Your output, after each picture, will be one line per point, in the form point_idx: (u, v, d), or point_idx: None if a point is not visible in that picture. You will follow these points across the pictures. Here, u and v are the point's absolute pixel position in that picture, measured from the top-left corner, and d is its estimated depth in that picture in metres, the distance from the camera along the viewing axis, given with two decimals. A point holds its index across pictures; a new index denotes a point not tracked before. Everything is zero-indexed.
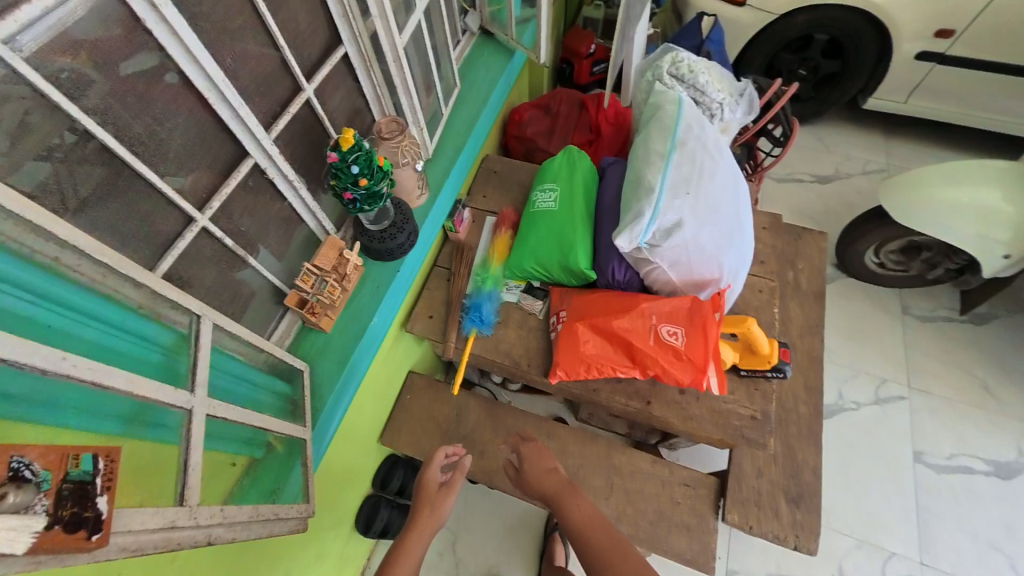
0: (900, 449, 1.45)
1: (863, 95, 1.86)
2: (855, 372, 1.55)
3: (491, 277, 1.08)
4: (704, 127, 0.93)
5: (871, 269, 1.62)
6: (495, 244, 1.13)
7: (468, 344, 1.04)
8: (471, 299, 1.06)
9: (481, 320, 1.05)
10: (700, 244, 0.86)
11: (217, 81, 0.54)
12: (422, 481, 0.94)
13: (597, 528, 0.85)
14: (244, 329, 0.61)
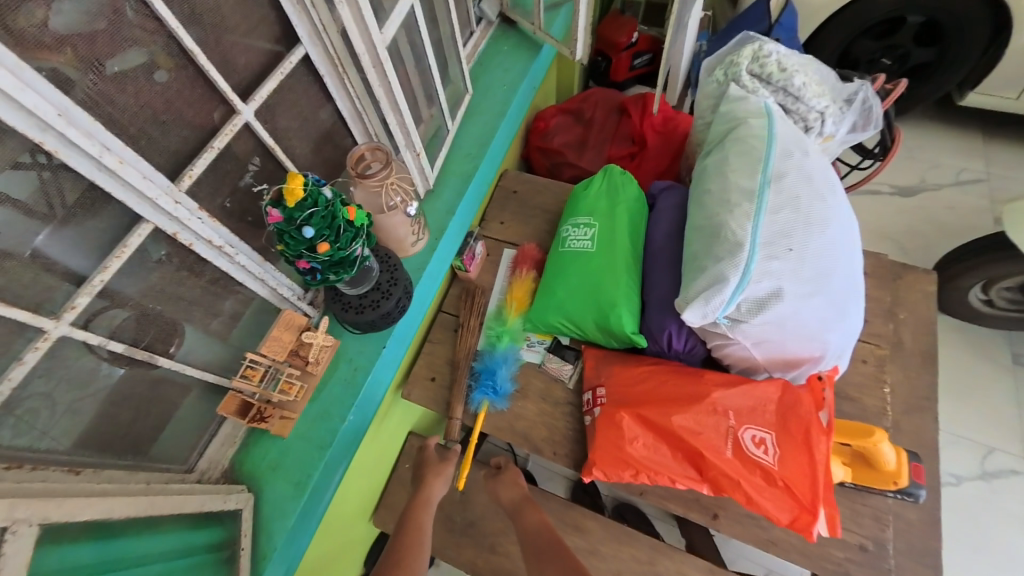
0: (1014, 541, 1.15)
1: (957, 91, 1.48)
2: (950, 436, 1.25)
3: (509, 332, 0.84)
4: (803, 151, 0.68)
5: (976, 308, 1.27)
6: (512, 288, 0.89)
7: (478, 423, 0.80)
8: (481, 363, 0.82)
9: (495, 392, 0.81)
10: (803, 318, 0.63)
11: (42, 115, 0.34)
12: (422, 452, 0.84)
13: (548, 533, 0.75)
14: (100, 505, 0.38)
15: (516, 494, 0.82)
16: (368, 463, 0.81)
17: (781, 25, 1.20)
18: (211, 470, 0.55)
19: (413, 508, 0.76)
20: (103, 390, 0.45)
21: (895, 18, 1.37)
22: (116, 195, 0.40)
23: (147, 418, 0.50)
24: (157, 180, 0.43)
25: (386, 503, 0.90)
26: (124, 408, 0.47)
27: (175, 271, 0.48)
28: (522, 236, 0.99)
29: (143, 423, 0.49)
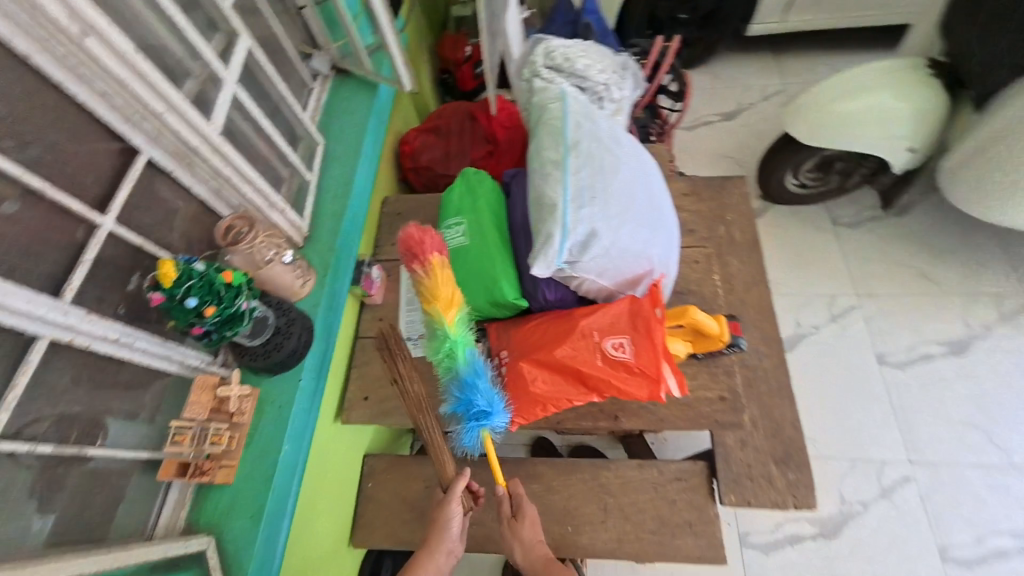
0: (863, 357, 1.40)
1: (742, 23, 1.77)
2: (808, 296, 1.52)
3: (461, 343, 0.78)
4: (593, 120, 0.89)
5: (797, 193, 1.63)
6: (427, 290, 0.77)
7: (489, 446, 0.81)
8: (458, 394, 0.78)
9: (498, 420, 0.79)
10: (623, 243, 0.83)
11: None
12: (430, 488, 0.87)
13: None
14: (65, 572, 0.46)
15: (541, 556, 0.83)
16: (328, 490, 0.88)
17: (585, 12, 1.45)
18: (172, 532, 0.63)
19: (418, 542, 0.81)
20: (45, 492, 0.52)
21: None
22: (5, 322, 0.47)
23: (96, 505, 0.56)
24: (39, 301, 0.49)
25: (363, 524, 0.96)
26: (71, 501, 0.54)
27: (84, 372, 0.56)
28: None
29: (93, 510, 0.56)
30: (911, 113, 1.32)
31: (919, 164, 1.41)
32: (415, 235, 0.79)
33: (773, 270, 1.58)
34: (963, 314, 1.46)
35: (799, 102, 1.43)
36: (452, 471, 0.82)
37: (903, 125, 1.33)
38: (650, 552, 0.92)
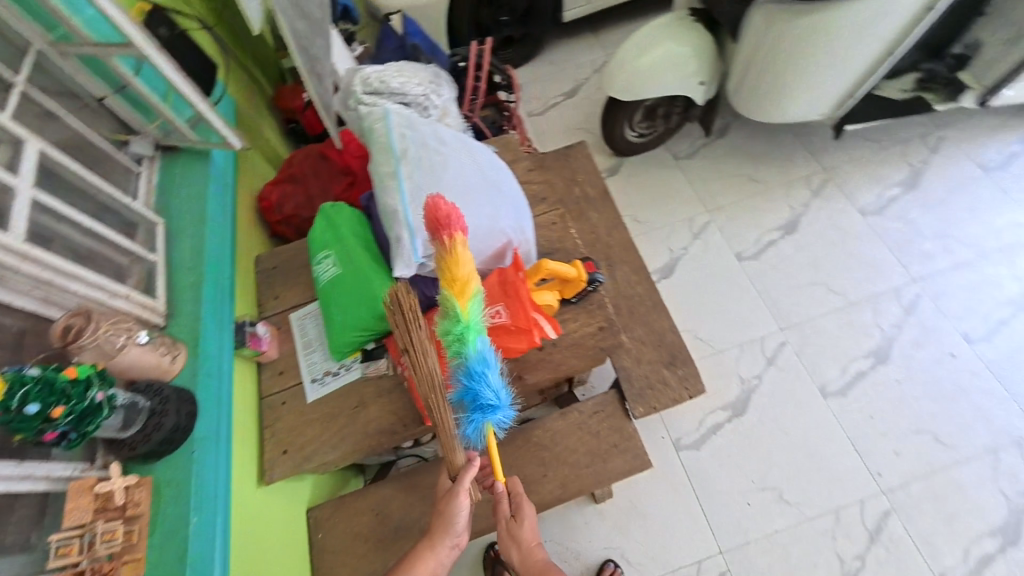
0: (726, 259, 1.66)
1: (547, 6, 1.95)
2: (672, 224, 1.77)
3: (475, 329, 0.73)
4: (416, 128, 0.98)
5: (638, 142, 1.88)
6: (447, 266, 0.71)
7: (488, 444, 0.76)
8: (464, 383, 0.72)
9: (505, 417, 0.75)
10: (471, 225, 0.93)
11: None
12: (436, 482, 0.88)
13: None
14: None
15: (538, 555, 0.90)
16: (274, 552, 0.86)
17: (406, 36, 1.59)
18: None
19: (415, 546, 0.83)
20: None
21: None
22: None
23: None
24: None
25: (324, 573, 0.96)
26: None
27: None
28: (300, 294, 1.13)
29: None
30: (690, 54, 1.60)
31: (713, 92, 1.69)
32: (435, 207, 0.73)
33: (640, 212, 1.81)
34: (786, 201, 1.78)
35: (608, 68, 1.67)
36: (461, 456, 0.80)
37: (689, 65, 1.61)
38: (592, 482, 1.02)
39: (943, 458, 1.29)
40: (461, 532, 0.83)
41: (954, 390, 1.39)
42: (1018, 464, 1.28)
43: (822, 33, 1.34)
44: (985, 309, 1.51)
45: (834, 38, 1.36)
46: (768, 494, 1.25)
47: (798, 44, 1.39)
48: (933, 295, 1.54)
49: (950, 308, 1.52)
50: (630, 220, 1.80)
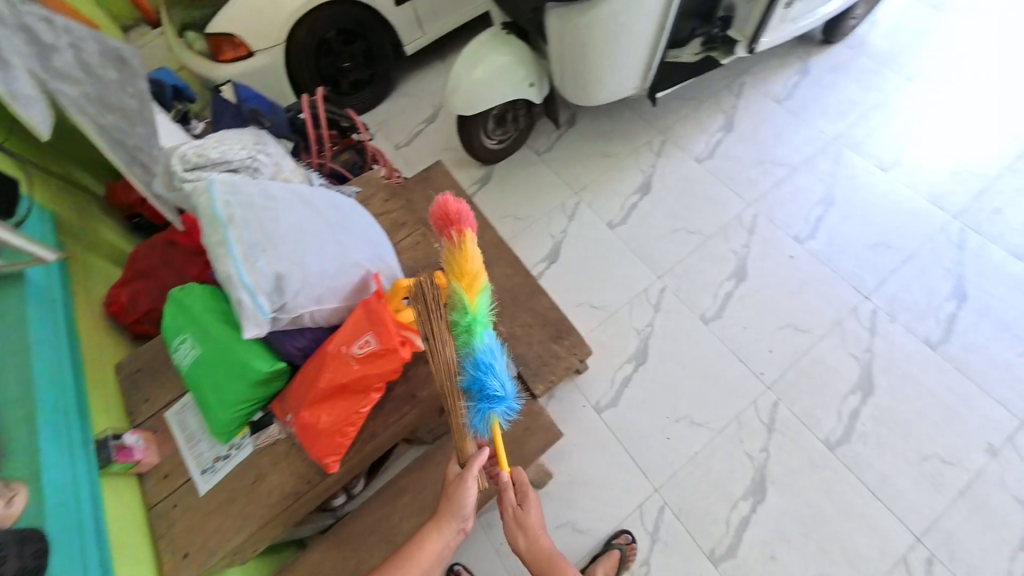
0: (600, 230, 1.86)
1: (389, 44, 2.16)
2: (548, 213, 1.93)
3: (480, 322, 0.86)
4: (242, 183, 0.95)
5: (499, 148, 2.01)
6: (455, 263, 0.86)
7: (493, 433, 0.86)
8: (471, 372, 0.84)
9: (509, 405, 0.85)
10: (319, 268, 0.93)
11: None
12: (444, 472, 0.95)
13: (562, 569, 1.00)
14: None
15: (539, 541, 0.99)
16: None
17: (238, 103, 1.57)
18: None
19: (419, 544, 0.88)
20: None
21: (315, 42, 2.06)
22: None
23: None
24: None
25: None
26: None
27: None
28: (175, 388, 1.08)
29: None
30: (512, 61, 1.73)
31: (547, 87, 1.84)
32: (443, 213, 0.91)
33: (518, 210, 1.95)
34: (637, 166, 2.02)
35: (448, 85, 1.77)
36: (469, 442, 0.92)
37: (514, 70, 1.74)
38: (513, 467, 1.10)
39: (803, 342, 1.54)
40: (466, 517, 0.91)
41: (798, 285, 1.66)
42: (857, 328, 1.55)
43: (602, 17, 1.50)
44: (804, 212, 1.82)
45: (613, 20, 1.51)
46: (679, 423, 1.41)
47: (586, 28, 1.53)
48: (765, 213, 1.83)
49: (780, 219, 1.81)
50: (511, 220, 1.93)
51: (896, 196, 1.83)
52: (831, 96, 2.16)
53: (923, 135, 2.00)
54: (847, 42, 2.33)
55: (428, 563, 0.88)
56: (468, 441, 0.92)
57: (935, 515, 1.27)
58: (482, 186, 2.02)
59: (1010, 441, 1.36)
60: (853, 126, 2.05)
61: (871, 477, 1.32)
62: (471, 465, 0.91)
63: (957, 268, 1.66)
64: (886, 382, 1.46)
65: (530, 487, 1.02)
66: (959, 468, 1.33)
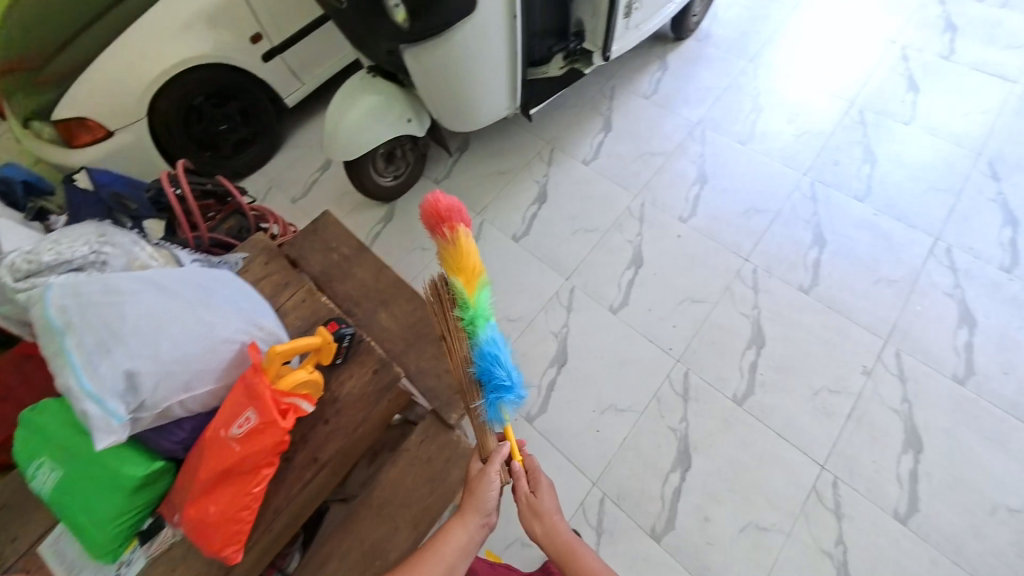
0: (507, 245, 1.94)
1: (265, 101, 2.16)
2: (455, 238, 1.99)
3: (481, 314, 0.98)
4: (81, 279, 0.85)
5: (396, 184, 2.03)
6: (451, 263, 0.97)
7: (505, 422, 1.01)
8: (480, 362, 0.98)
9: (515, 393, 1.00)
10: (180, 354, 0.89)
11: None
12: (467, 467, 1.07)
13: (577, 554, 0.99)
14: None
15: (557, 530, 1.01)
16: None
17: (94, 192, 1.48)
18: None
19: (441, 536, 0.98)
20: None
21: (181, 112, 1.99)
22: None
23: None
24: None
25: None
26: None
27: None
28: (48, 517, 0.98)
29: None
30: (380, 101, 1.73)
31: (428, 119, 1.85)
32: (434, 212, 0.98)
33: (426, 240, 1.99)
34: (532, 177, 2.12)
35: (324, 133, 1.74)
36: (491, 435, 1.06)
37: (384, 109, 1.74)
38: (439, 502, 1.12)
39: (701, 311, 1.70)
40: (489, 510, 1.00)
41: (689, 261, 1.81)
42: (743, 290, 1.73)
43: (452, 47, 1.49)
44: (684, 193, 1.98)
45: (464, 46, 1.51)
46: (605, 414, 1.53)
47: (439, 59, 1.52)
48: (651, 201, 1.98)
49: (664, 203, 1.97)
50: (420, 251, 1.97)
51: (758, 165, 2.01)
52: (702, 75, 2.30)
53: (770, 106, 2.16)
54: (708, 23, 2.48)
55: (453, 554, 0.96)
56: (489, 433, 1.05)
57: (832, 441, 1.45)
58: (387, 224, 2.04)
59: (879, 360, 1.55)
60: (721, 101, 2.21)
61: (777, 421, 1.49)
62: (492, 460, 1.03)
63: (816, 219, 1.85)
64: (774, 332, 1.63)
65: (544, 475, 1.07)
66: (844, 394, 1.51)
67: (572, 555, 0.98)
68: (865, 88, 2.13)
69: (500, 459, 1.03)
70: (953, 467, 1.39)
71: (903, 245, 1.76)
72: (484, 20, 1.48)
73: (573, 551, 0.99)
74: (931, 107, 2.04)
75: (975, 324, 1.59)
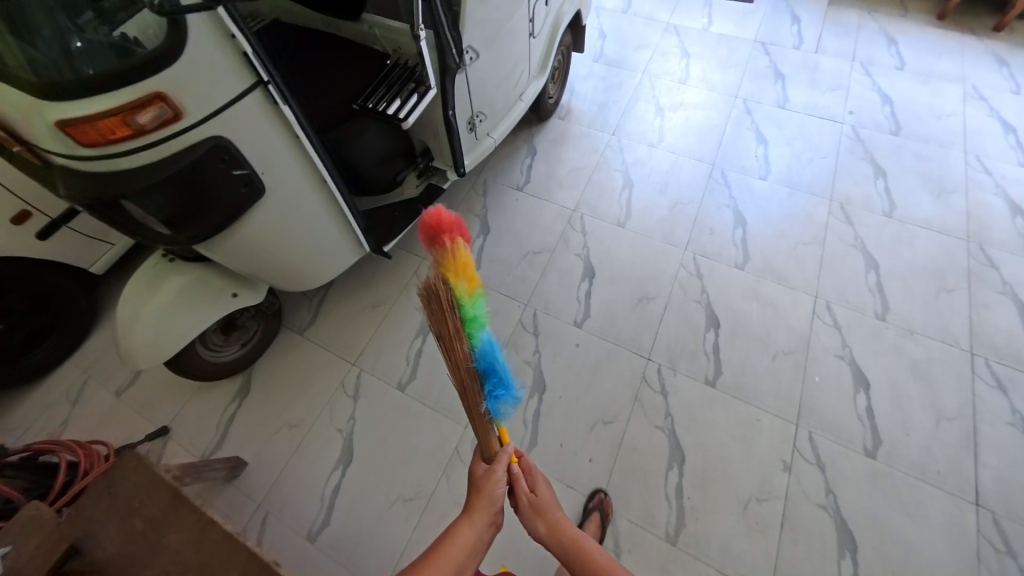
0: (392, 397, 1.69)
1: (57, 283, 1.75)
2: (330, 400, 1.70)
3: (480, 321, 0.85)
4: None
5: (245, 352, 1.72)
6: (450, 266, 0.82)
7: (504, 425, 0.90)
8: (482, 363, 0.85)
9: (517, 394, 0.89)
10: None
11: None
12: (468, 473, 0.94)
13: (587, 555, 0.87)
14: None
15: (562, 530, 0.90)
16: None
17: None
18: None
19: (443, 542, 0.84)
20: None
21: None
22: None
23: None
24: None
25: None
26: None
27: None
28: None
29: None
30: (195, 279, 1.40)
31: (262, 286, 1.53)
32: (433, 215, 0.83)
33: (293, 413, 1.69)
34: (410, 303, 1.90)
35: (122, 334, 1.34)
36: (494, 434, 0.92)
37: (202, 287, 1.40)
38: None
39: (614, 434, 1.56)
40: (499, 506, 0.89)
41: (593, 372, 1.68)
42: (651, 395, 1.61)
43: (247, 234, 1.15)
44: (575, 292, 1.86)
45: (273, 230, 1.21)
46: None
47: (234, 248, 1.17)
48: (543, 307, 1.84)
49: (556, 308, 1.83)
50: (288, 429, 1.66)
51: (641, 245, 1.94)
52: (571, 151, 2.25)
53: (640, 178, 2.13)
54: (567, 96, 2.46)
55: (463, 554, 0.83)
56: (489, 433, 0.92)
57: (771, 564, 1.33)
58: (243, 400, 1.73)
59: (796, 449, 1.48)
60: (594, 177, 2.15)
61: (713, 553, 1.35)
62: (497, 461, 0.91)
63: (705, 296, 1.79)
64: (691, 442, 1.52)
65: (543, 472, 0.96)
66: (771, 500, 1.41)
67: (579, 554, 0.87)
68: (721, 148, 2.18)
69: (504, 458, 0.92)
70: (886, 560, 1.32)
71: (788, 309, 1.73)
72: (285, 200, 1.15)
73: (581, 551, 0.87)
74: (781, 158, 2.11)
75: (870, 384, 1.57)
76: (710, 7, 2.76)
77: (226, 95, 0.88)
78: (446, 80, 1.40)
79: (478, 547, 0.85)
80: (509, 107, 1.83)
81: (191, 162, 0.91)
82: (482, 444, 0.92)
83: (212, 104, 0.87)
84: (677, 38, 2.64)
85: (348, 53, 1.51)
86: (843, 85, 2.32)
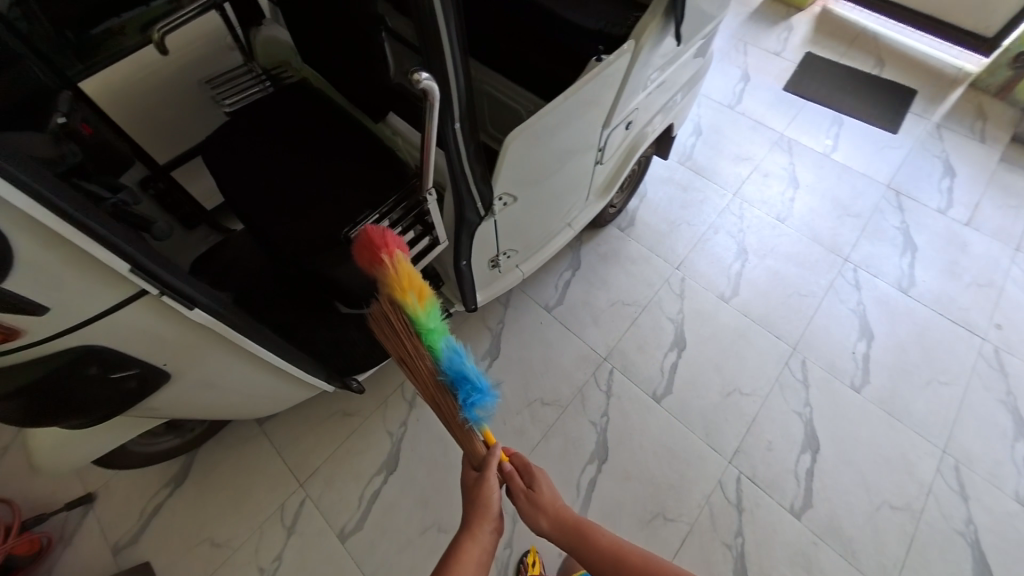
0: (330, 547, 1.45)
1: None
2: (262, 525, 1.48)
3: (438, 332, 0.77)
4: None
5: (185, 443, 1.52)
6: (391, 287, 0.75)
7: (485, 432, 0.83)
8: (452, 375, 0.77)
9: (492, 395, 0.80)
10: None
11: None
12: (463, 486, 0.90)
13: (592, 543, 0.90)
14: None
15: (566, 519, 0.92)
16: None
17: None
18: None
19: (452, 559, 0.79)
20: None
21: None
22: None
23: None
24: None
25: None
26: None
27: None
28: None
29: None
30: None
31: None
32: (367, 237, 0.77)
33: (220, 530, 1.48)
34: (384, 424, 1.62)
35: (26, 441, 1.14)
36: (478, 440, 0.85)
37: None
38: None
39: None
40: (501, 511, 0.85)
41: None
42: None
43: (156, 404, 0.93)
44: (576, 475, 1.50)
45: (199, 396, 0.98)
46: None
47: (140, 412, 0.95)
48: None
49: None
50: (208, 547, 1.46)
51: (674, 435, 1.55)
52: (621, 278, 1.88)
53: (696, 339, 1.73)
54: (635, 203, 2.07)
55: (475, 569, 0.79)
56: (473, 440, 0.85)
57: None
58: (174, 491, 1.54)
59: None
60: (640, 321, 1.78)
61: None
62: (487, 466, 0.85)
63: (739, 541, 1.37)
64: None
65: (538, 467, 0.96)
66: None
67: (583, 535, 0.91)
68: (809, 326, 1.72)
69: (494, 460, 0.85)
70: None
71: None
72: (206, 375, 0.93)
73: (589, 534, 0.91)
74: (886, 366, 1.62)
75: None
76: (839, 128, 2.25)
77: (92, 311, 0.69)
78: (462, 232, 1.11)
79: (490, 553, 0.82)
80: (550, 236, 1.52)
81: (34, 378, 0.70)
82: (468, 451, 0.86)
83: (71, 321, 0.68)
84: (786, 157, 2.18)
85: (361, 151, 1.24)
86: (995, 282, 1.78)
